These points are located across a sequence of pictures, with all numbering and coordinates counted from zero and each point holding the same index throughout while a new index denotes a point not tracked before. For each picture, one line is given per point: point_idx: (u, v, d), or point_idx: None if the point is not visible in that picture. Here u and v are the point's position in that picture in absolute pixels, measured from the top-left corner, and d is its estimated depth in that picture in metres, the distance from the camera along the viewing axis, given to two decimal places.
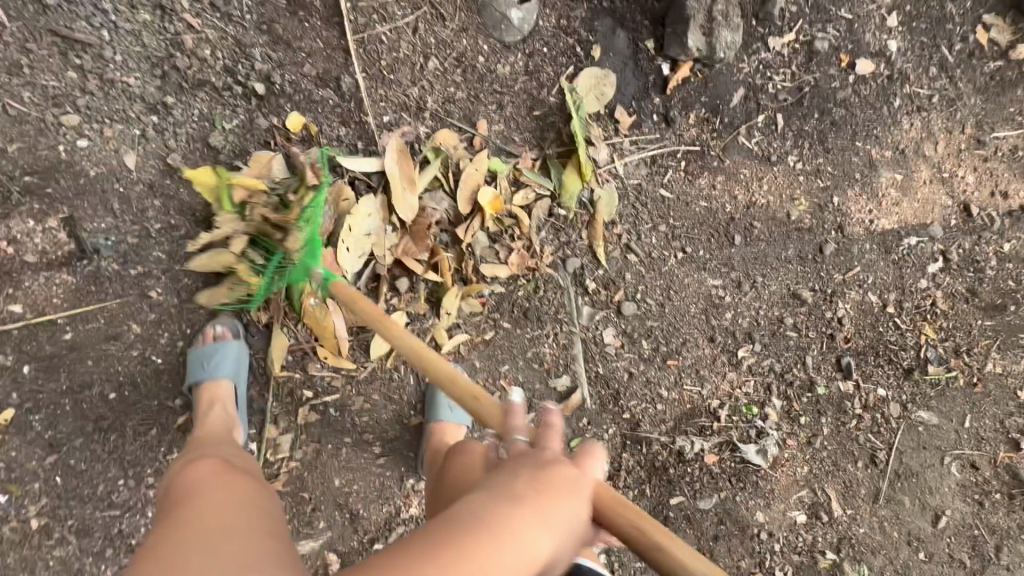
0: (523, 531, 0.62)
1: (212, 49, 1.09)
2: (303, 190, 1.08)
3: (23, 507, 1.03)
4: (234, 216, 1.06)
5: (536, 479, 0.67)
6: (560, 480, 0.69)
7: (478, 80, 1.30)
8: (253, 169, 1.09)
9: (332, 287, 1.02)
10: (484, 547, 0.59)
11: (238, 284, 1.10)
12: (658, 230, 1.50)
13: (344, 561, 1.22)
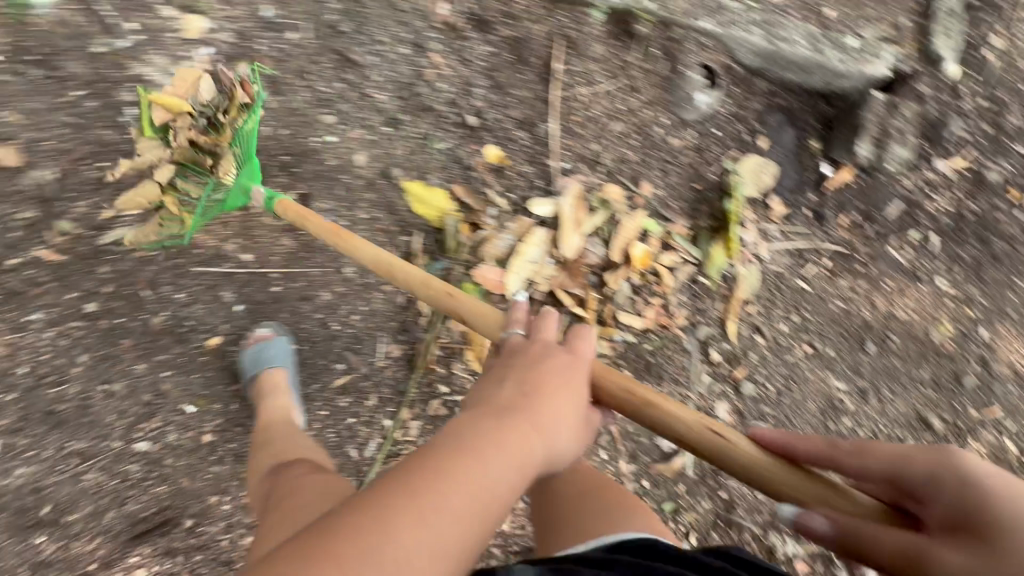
0: (489, 461, 0.67)
1: (445, 84, 1.29)
2: (234, 113, 1.18)
3: (203, 421, 1.20)
4: (156, 142, 1.16)
5: (526, 382, 0.78)
6: (552, 371, 0.79)
7: (652, 147, 1.42)
8: (179, 87, 1.16)
9: (276, 204, 1.13)
10: (464, 459, 0.66)
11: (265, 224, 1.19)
12: (789, 319, 1.52)
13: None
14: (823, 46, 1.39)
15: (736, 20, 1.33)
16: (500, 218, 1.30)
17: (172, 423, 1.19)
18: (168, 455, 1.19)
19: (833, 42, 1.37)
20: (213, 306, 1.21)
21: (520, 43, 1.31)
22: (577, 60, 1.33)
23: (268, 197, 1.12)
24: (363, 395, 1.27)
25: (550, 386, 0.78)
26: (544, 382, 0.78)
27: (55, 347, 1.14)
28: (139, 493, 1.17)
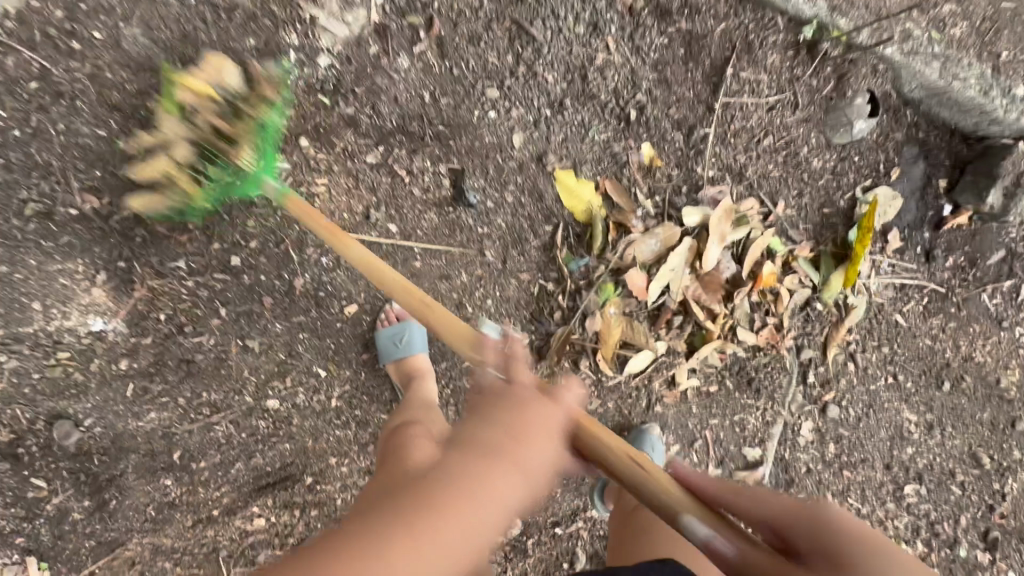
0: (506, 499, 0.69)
1: (614, 71, 1.24)
2: (261, 102, 1.05)
3: (331, 386, 1.19)
4: (177, 122, 1.01)
5: (510, 429, 0.70)
6: (543, 419, 0.72)
7: (796, 164, 1.40)
8: (207, 74, 1.01)
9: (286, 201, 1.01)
10: (472, 490, 0.67)
11: (177, 192, 1.03)
12: (880, 350, 1.57)
13: (529, 529, 1.36)
14: (990, 90, 1.38)
15: (919, 50, 1.33)
16: (646, 222, 1.29)
17: (302, 386, 1.18)
18: (295, 416, 1.18)
19: (1001, 89, 1.36)
20: (354, 274, 1.18)
21: (695, 39, 1.26)
22: (749, 66, 1.30)
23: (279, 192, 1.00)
24: None
25: (536, 425, 0.72)
26: (530, 425, 0.71)
27: (198, 295, 1.10)
28: (263, 450, 1.17)
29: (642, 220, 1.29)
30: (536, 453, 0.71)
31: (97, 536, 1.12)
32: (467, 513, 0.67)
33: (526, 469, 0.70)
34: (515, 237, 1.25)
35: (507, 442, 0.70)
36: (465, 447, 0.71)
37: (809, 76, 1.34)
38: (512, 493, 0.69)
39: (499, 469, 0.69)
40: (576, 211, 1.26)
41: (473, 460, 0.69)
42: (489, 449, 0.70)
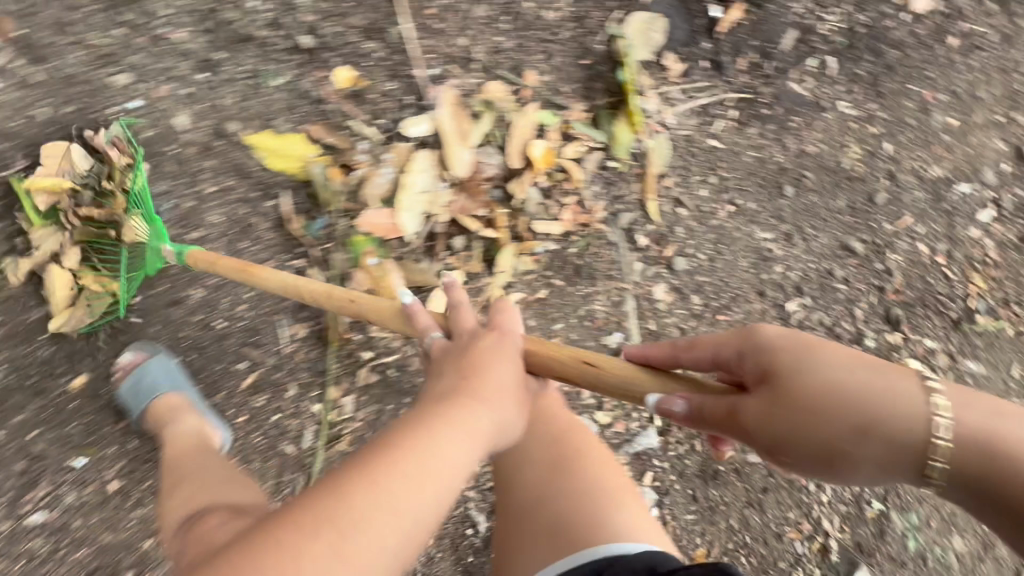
0: (442, 435, 0.66)
1: (257, 0, 1.05)
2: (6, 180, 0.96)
3: (101, 471, 1.05)
4: (52, 229, 0.99)
5: (461, 368, 0.75)
6: (486, 354, 0.77)
7: (523, 27, 1.25)
8: (52, 167, 0.97)
9: (188, 258, 0.97)
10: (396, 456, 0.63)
11: (97, 299, 1.02)
12: (708, 183, 1.46)
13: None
14: None
15: None
16: (377, 152, 1.13)
17: (65, 484, 1.02)
18: (74, 519, 1.03)
19: None
20: (63, 342, 1.02)
21: None
22: None
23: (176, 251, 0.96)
24: (280, 388, 1.14)
25: (479, 364, 0.75)
26: (474, 364, 0.75)
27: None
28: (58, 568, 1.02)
29: (371, 153, 1.12)
30: (496, 381, 0.74)
31: None
32: (441, 433, 0.66)
33: (468, 408, 0.70)
34: (238, 229, 1.08)
35: (462, 378, 0.73)
36: (427, 403, 0.71)
37: None
38: (493, 420, 0.71)
39: (468, 402, 0.70)
40: (282, 168, 1.09)
41: (468, 399, 0.71)
42: (435, 395, 0.72)
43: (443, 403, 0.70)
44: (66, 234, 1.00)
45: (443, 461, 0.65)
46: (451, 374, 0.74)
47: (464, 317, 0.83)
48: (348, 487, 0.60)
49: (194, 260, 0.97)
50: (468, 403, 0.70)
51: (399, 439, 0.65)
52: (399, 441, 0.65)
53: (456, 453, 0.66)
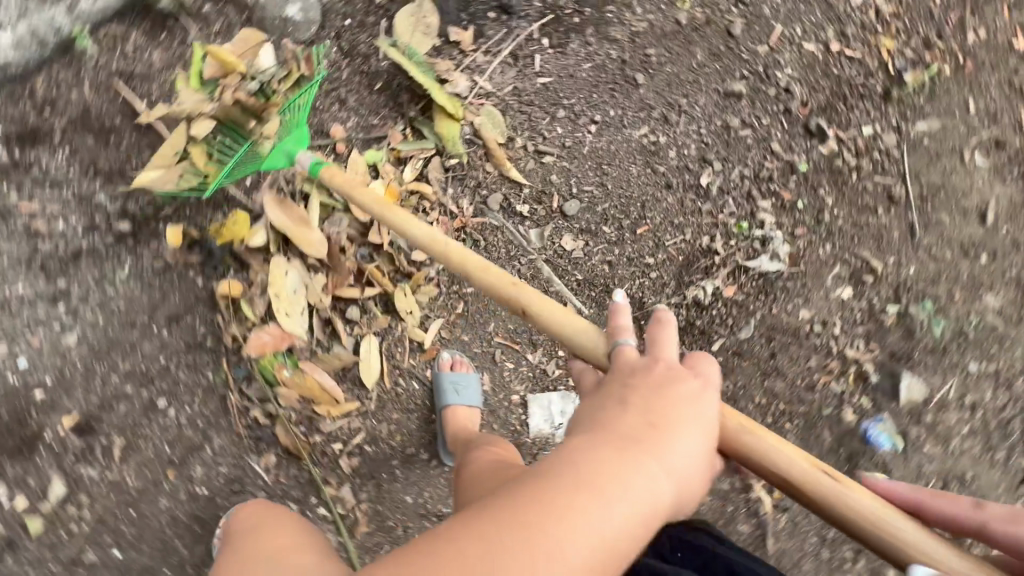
0: (612, 504, 0.64)
1: (65, 219, 1.11)
2: None
3: None
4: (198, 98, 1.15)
5: (649, 409, 0.75)
6: (671, 396, 0.77)
7: (303, 90, 1.23)
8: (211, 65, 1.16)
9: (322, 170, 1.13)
10: (622, 473, 0.67)
11: (220, 162, 1.14)
12: (558, 119, 1.45)
13: None
14: None
15: None
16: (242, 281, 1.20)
17: None
18: None
19: None
20: None
21: (85, 118, 1.11)
22: (147, 83, 1.14)
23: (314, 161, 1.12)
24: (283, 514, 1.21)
25: (663, 403, 0.76)
26: (657, 401, 0.76)
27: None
28: None
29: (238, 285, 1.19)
30: (676, 451, 0.72)
31: None
32: (610, 483, 0.66)
33: (653, 450, 0.71)
34: (169, 408, 1.16)
35: (647, 419, 0.74)
36: (617, 449, 0.70)
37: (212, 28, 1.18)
38: (664, 485, 0.68)
39: (640, 454, 0.70)
40: (218, 233, 1.17)
41: (639, 476, 0.68)
42: (620, 440, 0.71)
43: (616, 455, 0.69)
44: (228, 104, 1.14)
45: (565, 541, 0.60)
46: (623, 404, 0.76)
47: (658, 348, 0.83)
48: (486, 543, 0.59)
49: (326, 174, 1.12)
50: (661, 453, 0.71)
51: (552, 491, 0.64)
52: (566, 496, 0.64)
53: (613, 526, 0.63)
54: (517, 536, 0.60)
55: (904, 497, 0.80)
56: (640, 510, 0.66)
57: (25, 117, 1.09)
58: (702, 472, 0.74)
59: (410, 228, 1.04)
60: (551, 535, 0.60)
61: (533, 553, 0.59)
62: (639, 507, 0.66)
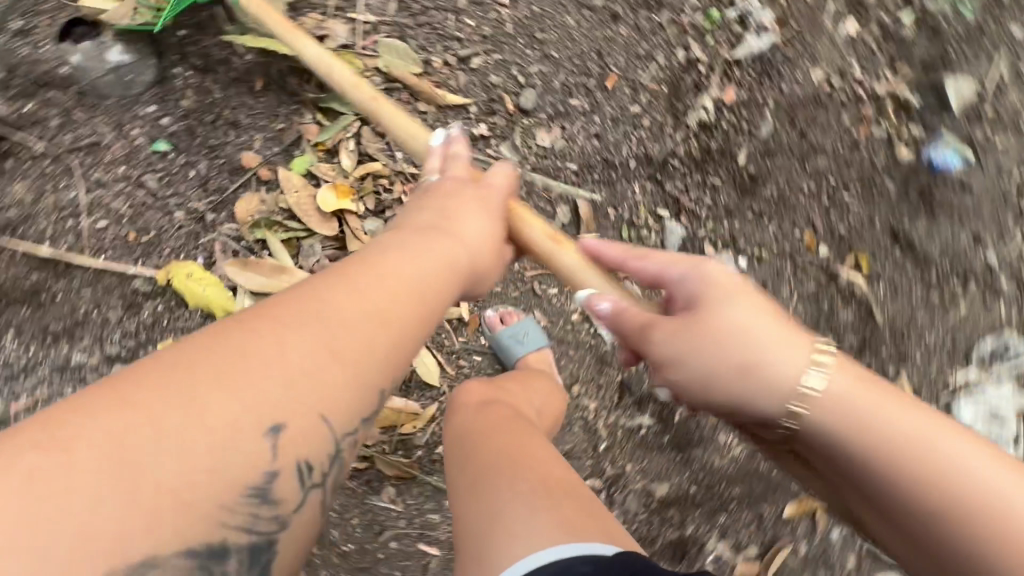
0: (409, 272, 0.65)
1: (60, 396, 1.02)
2: None
3: None
4: None
5: (443, 210, 0.78)
6: (461, 191, 0.81)
7: (188, 137, 1.05)
8: None
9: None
10: (404, 250, 0.67)
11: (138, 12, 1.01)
12: (462, 13, 1.23)
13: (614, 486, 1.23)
14: None
15: None
16: None
17: None
18: None
19: None
20: None
21: (4, 291, 0.97)
22: (33, 220, 0.97)
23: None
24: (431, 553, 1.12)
25: (451, 203, 0.79)
26: (450, 207, 0.78)
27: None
28: None
29: None
30: (468, 229, 0.77)
31: None
32: (392, 263, 0.65)
33: (415, 254, 0.68)
34: None
35: (438, 217, 0.76)
36: (397, 255, 0.66)
37: (46, 124, 0.97)
38: (453, 250, 0.72)
39: (438, 236, 0.73)
40: (212, 311, 1.05)
41: (422, 281, 0.65)
42: (409, 251, 0.68)
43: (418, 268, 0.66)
44: None
45: (354, 307, 0.57)
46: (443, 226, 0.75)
47: (468, 172, 0.85)
48: (268, 364, 0.50)
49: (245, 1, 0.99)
50: (458, 233, 0.75)
51: (331, 294, 0.57)
52: (314, 295, 0.56)
53: (424, 282, 0.65)
54: (298, 339, 0.52)
55: (653, 271, 0.74)
56: (426, 276, 0.66)
57: None
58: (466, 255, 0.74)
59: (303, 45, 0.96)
60: (352, 347, 0.54)
61: (340, 370, 0.53)
62: (419, 299, 0.63)
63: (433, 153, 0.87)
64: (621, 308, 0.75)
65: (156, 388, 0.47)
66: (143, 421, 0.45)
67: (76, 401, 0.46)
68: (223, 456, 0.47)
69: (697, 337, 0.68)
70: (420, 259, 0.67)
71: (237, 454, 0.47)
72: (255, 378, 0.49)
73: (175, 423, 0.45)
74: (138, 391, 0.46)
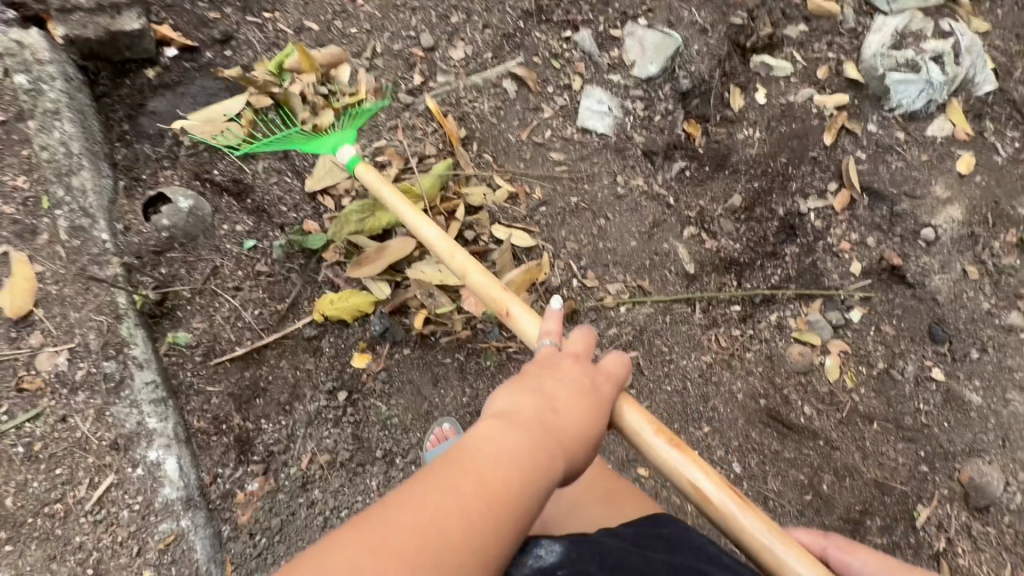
0: (536, 437, 0.74)
1: (323, 436, 1.26)
2: None
3: (708, 446, 1.46)
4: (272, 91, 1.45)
5: (556, 381, 0.84)
6: (560, 363, 0.89)
7: (259, 227, 1.36)
8: (325, 60, 1.50)
9: (362, 168, 1.29)
10: (537, 416, 0.77)
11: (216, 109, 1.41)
12: (344, 28, 1.55)
13: (680, 237, 1.58)
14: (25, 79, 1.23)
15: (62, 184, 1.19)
16: (421, 309, 1.34)
17: (725, 463, 1.45)
18: (731, 447, 1.46)
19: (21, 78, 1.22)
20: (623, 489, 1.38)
21: (237, 396, 1.24)
22: (217, 340, 1.25)
23: (350, 166, 1.29)
24: (607, 335, 1.46)
25: (561, 376, 0.86)
26: (558, 376, 0.86)
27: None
28: (768, 443, 1.48)
29: (425, 313, 1.33)
30: (568, 399, 0.82)
31: (895, 499, 1.48)
32: (524, 424, 0.75)
33: (555, 380, 0.85)
34: None
35: (546, 386, 0.83)
36: (523, 424, 0.75)
37: (180, 276, 1.26)
38: (566, 429, 0.78)
39: (548, 407, 0.79)
40: (364, 312, 1.33)
41: (539, 438, 0.74)
42: (531, 420, 0.76)
43: (526, 431, 0.74)
44: (242, 112, 1.43)
45: (502, 448, 0.70)
46: (554, 371, 0.87)
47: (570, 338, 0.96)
48: (424, 537, 0.59)
49: (366, 172, 1.29)
50: (559, 399, 0.81)
51: (480, 462, 0.67)
52: (467, 463, 0.67)
53: (555, 455, 0.74)
54: (464, 479, 0.65)
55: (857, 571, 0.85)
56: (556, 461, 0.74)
57: (226, 443, 1.21)
58: (586, 409, 0.83)
59: (422, 227, 1.20)
60: (484, 518, 0.63)
61: (466, 542, 0.61)
62: (534, 445, 0.73)
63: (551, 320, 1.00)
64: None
65: (405, 511, 0.60)
66: (407, 536, 0.58)
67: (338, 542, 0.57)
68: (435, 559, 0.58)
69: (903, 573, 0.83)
70: (540, 422, 0.76)
71: (474, 554, 0.61)
72: (444, 510, 0.61)
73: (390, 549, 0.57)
74: (377, 536, 0.57)
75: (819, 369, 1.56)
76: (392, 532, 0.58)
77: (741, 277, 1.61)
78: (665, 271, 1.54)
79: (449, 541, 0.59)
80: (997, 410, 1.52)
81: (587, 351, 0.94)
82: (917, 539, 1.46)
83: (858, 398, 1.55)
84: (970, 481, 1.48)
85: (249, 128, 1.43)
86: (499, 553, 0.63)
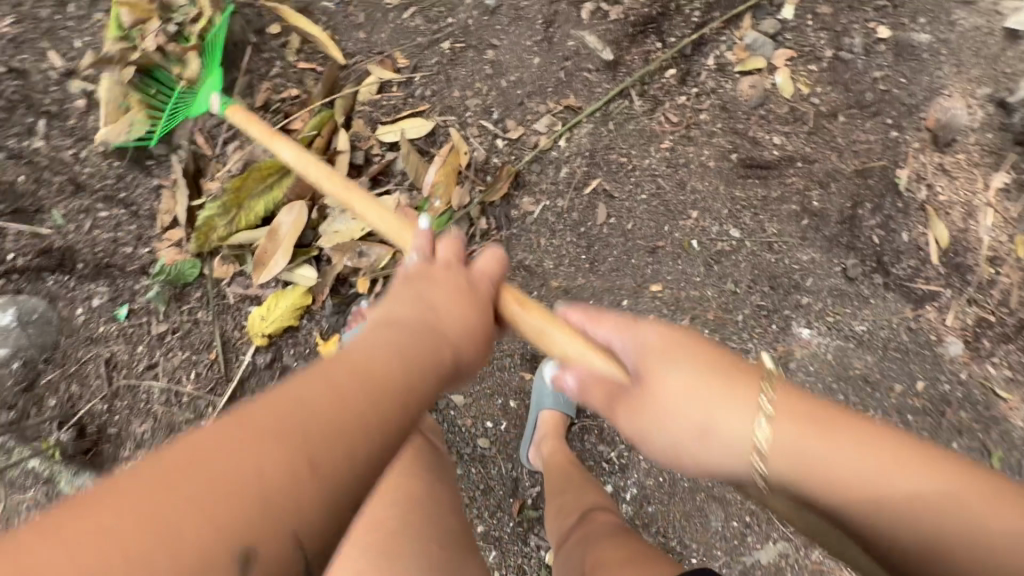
0: (419, 346, 0.60)
1: None
2: None
3: (704, 229, 1.38)
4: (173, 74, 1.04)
5: (442, 288, 0.69)
6: (444, 271, 0.71)
7: (120, 287, 1.06)
8: None
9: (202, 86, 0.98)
10: (425, 330, 0.63)
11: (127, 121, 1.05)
12: None
13: (577, 24, 1.30)
14: None
15: None
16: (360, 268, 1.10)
17: (723, 236, 1.39)
18: (722, 219, 1.40)
19: None
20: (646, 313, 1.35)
21: None
22: (171, 427, 1.05)
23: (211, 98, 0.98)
24: (559, 181, 1.28)
25: (445, 285, 0.70)
26: (443, 283, 0.70)
27: (760, 329, 1.40)
28: (754, 193, 1.41)
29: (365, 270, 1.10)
30: (454, 312, 0.67)
31: (886, 175, 1.43)
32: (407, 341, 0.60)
33: (436, 292, 0.69)
34: None
35: (418, 288, 0.68)
36: (401, 327, 0.63)
37: (78, 393, 1.03)
38: (447, 351, 0.62)
39: (433, 316, 0.65)
40: (304, 307, 1.09)
41: (427, 339, 0.62)
42: (418, 323, 0.64)
43: (414, 333, 0.62)
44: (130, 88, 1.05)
45: (370, 352, 0.57)
46: (427, 275, 0.71)
47: (456, 250, 0.76)
48: (287, 435, 0.46)
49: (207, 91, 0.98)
50: (438, 308, 0.66)
51: (352, 366, 0.54)
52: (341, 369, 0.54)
53: (435, 376, 0.59)
54: (311, 393, 0.49)
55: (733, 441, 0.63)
56: (432, 381, 0.59)
57: None
58: (470, 300, 0.70)
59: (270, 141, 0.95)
60: (329, 446, 0.47)
61: (318, 477, 0.45)
62: (418, 343, 0.61)
63: (419, 233, 0.79)
64: (586, 380, 0.71)
65: (219, 450, 0.43)
66: (220, 484, 0.42)
67: (118, 487, 0.40)
68: (267, 504, 0.43)
69: (828, 430, 0.60)
70: (413, 333, 0.61)
71: (313, 494, 0.45)
72: (281, 441, 0.45)
73: (216, 500, 0.41)
74: (193, 468, 0.42)
75: (773, 92, 1.42)
76: (229, 459, 0.43)
77: (663, 36, 1.37)
78: (584, 74, 1.30)
79: (286, 461, 0.44)
80: (945, 38, 1.44)
81: (461, 256, 0.76)
82: (904, 202, 1.43)
83: (818, 101, 1.44)
84: (937, 123, 1.42)
85: (4, 176, 1.03)
86: (365, 472, 0.49)
